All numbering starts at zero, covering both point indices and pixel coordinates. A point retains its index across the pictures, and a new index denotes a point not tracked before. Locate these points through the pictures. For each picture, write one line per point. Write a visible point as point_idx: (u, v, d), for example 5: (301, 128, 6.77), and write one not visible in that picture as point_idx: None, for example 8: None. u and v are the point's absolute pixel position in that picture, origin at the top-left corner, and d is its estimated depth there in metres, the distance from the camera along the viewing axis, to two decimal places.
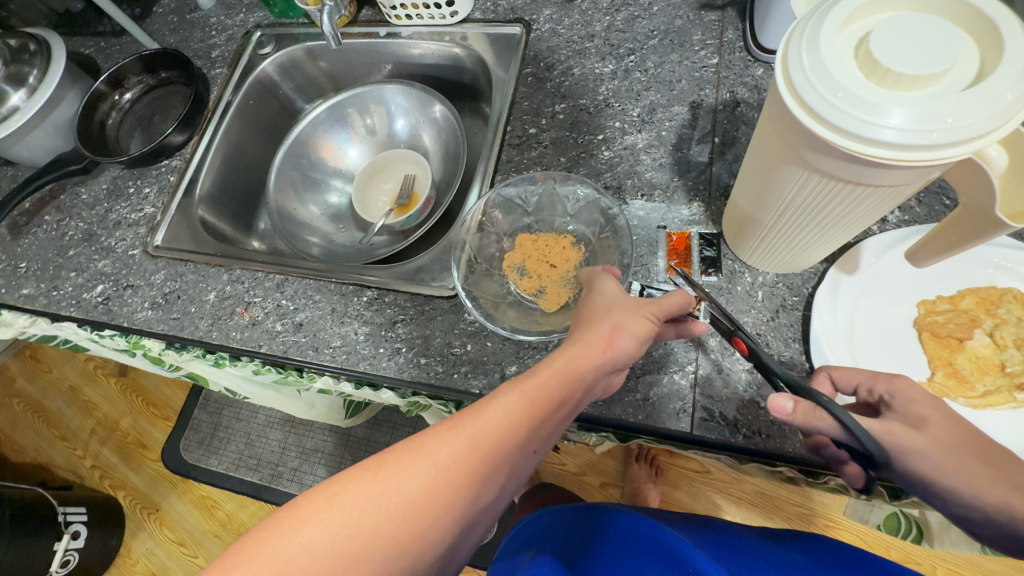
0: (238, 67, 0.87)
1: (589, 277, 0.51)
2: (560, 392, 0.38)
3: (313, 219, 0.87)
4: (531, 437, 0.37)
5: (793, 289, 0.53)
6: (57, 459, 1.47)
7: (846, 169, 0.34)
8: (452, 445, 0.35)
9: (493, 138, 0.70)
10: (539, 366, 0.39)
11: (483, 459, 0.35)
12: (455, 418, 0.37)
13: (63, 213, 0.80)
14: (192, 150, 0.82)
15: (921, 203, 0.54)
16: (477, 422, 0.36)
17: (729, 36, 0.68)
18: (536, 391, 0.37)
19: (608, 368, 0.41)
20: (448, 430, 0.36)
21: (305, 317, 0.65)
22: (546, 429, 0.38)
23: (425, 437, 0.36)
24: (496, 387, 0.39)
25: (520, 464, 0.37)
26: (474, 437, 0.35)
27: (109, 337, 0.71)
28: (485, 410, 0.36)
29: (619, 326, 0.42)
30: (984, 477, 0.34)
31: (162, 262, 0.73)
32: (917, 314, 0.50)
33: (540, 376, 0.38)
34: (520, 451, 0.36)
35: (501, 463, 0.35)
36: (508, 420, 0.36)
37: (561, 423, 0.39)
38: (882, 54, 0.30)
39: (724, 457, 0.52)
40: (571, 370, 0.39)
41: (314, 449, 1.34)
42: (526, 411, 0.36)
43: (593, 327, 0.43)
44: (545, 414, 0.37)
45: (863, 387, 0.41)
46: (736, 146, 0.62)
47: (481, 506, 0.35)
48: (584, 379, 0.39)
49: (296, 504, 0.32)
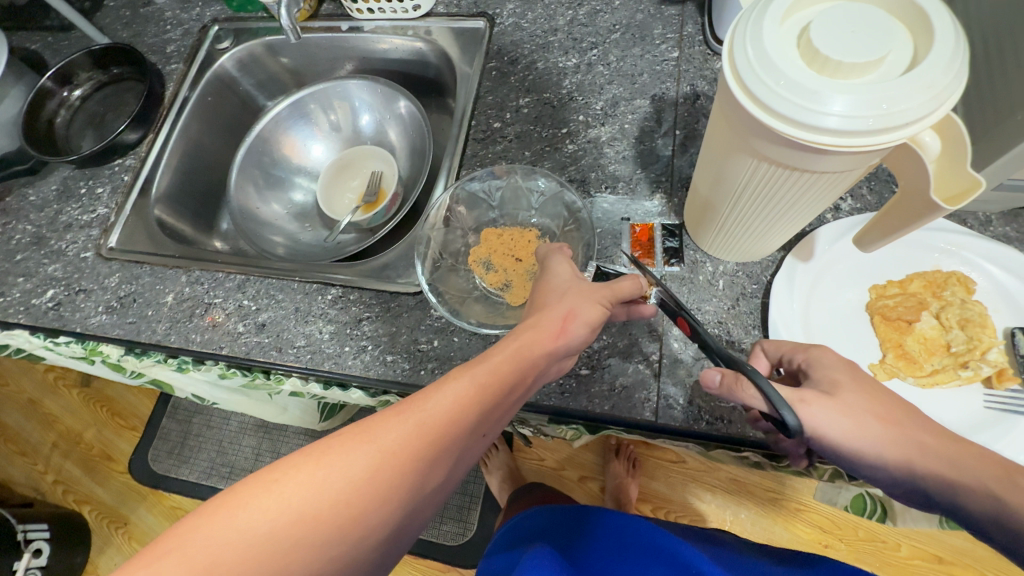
0: (195, 63, 0.85)
1: (544, 254, 0.51)
2: (512, 376, 0.38)
3: (278, 219, 0.85)
4: (482, 422, 0.37)
5: (752, 278, 0.55)
6: (16, 476, 1.41)
7: (789, 155, 0.35)
8: (399, 429, 0.34)
9: (458, 133, 0.70)
10: (492, 352, 0.39)
11: (429, 443, 0.34)
12: (404, 404, 0.36)
13: (9, 216, 0.76)
14: (147, 149, 0.79)
15: (872, 191, 0.56)
16: (425, 406, 0.36)
17: (689, 30, 0.69)
18: (486, 376, 0.37)
19: (559, 354, 0.42)
20: (395, 415, 0.35)
21: (268, 317, 0.63)
22: (496, 414, 0.38)
23: (372, 421, 0.35)
24: (447, 373, 0.39)
25: (468, 449, 0.36)
26: (422, 422, 0.35)
27: (65, 345, 0.68)
28: (435, 396, 0.36)
29: (573, 312, 0.42)
30: (887, 437, 0.38)
31: (117, 265, 0.70)
32: (870, 298, 0.51)
33: (492, 361, 0.38)
34: (469, 435, 0.36)
35: (449, 448, 0.35)
36: (457, 406, 0.36)
37: (512, 408, 0.39)
38: (820, 43, 0.31)
39: (692, 445, 0.53)
40: (524, 355, 0.39)
41: (289, 454, 1.31)
42: (475, 395, 0.36)
43: (546, 312, 0.43)
44: (495, 397, 0.37)
45: (785, 356, 0.44)
46: (698, 138, 0.63)
47: (429, 490, 0.35)
48: (536, 364, 0.40)
49: (236, 491, 0.32)
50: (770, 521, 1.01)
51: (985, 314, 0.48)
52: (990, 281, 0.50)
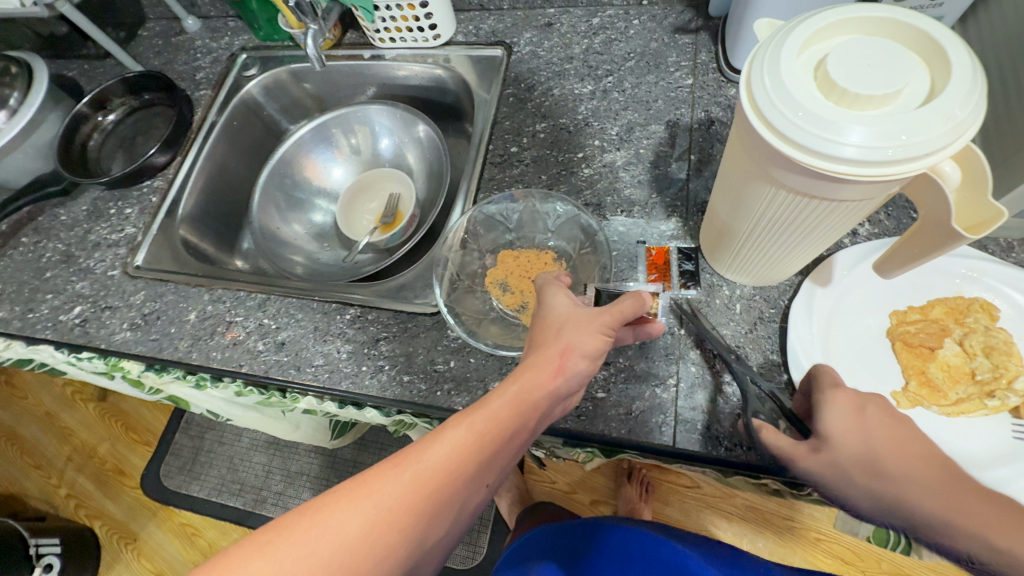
0: (223, 89, 0.88)
1: (542, 285, 0.52)
2: (511, 422, 0.38)
3: (298, 239, 0.87)
4: (485, 470, 0.37)
5: (770, 302, 0.55)
6: (30, 489, 1.42)
7: (810, 184, 0.35)
8: (396, 484, 0.34)
9: (476, 157, 0.71)
10: (492, 397, 0.40)
11: (428, 497, 0.35)
12: (400, 454, 0.36)
13: (41, 234, 0.79)
14: (175, 171, 0.82)
15: (889, 216, 0.56)
16: (423, 458, 0.36)
17: (702, 58, 0.70)
18: (485, 423, 0.38)
19: (561, 392, 0.42)
20: (391, 467, 0.35)
21: (287, 335, 0.64)
22: (497, 462, 0.38)
23: (368, 476, 0.35)
24: (445, 420, 0.39)
25: (471, 499, 0.37)
26: (420, 474, 0.35)
27: (88, 360, 0.70)
28: (433, 446, 0.36)
29: (571, 347, 0.43)
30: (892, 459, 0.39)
31: (142, 283, 0.72)
32: (890, 324, 0.51)
33: (490, 407, 0.38)
34: (469, 484, 0.36)
35: (450, 500, 0.35)
36: (455, 455, 0.36)
37: (517, 453, 0.39)
38: (838, 76, 0.32)
39: (710, 471, 0.52)
40: (526, 396, 0.40)
41: (299, 472, 1.32)
42: (475, 444, 0.37)
43: (545, 349, 0.43)
44: (496, 444, 0.37)
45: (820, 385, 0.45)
46: (713, 163, 0.63)
47: (431, 544, 0.35)
48: (538, 407, 0.40)
49: (228, 554, 0.32)
50: (788, 551, 0.99)
51: (1011, 342, 0.48)
52: (1014, 308, 0.49)
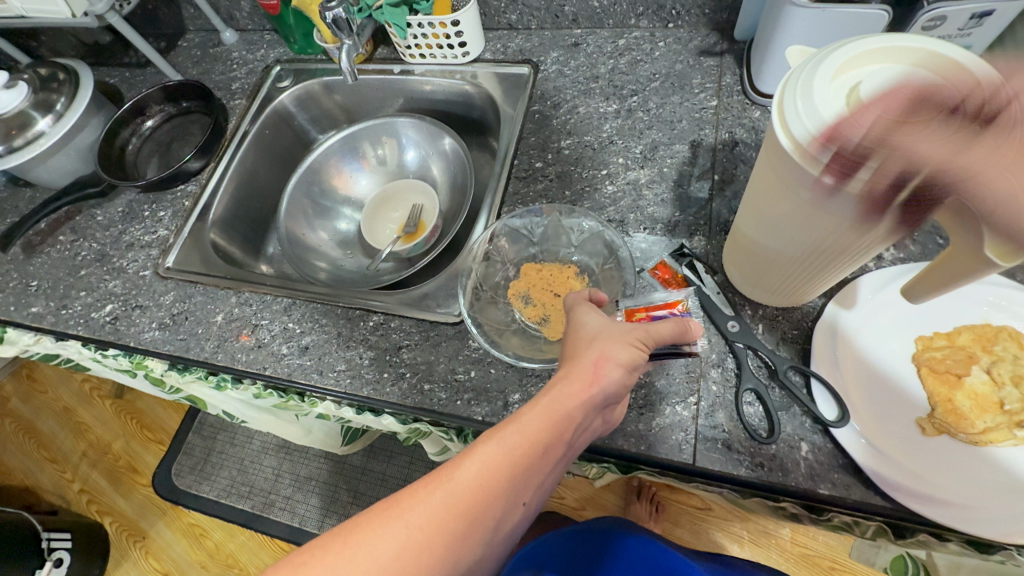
0: (257, 99, 0.91)
1: (571, 304, 0.52)
2: (544, 439, 0.39)
3: (322, 245, 0.89)
4: (517, 488, 0.38)
5: (793, 323, 0.55)
6: (44, 482, 1.44)
7: (841, 208, 0.36)
8: (428, 504, 0.36)
9: (501, 171, 0.72)
10: (524, 412, 0.40)
11: (461, 516, 0.36)
12: (434, 474, 0.38)
13: (77, 233, 0.82)
14: (208, 176, 0.85)
15: (915, 241, 0.56)
16: (455, 477, 0.37)
17: (727, 80, 0.71)
18: (517, 439, 0.39)
19: (597, 400, 0.42)
20: (424, 487, 0.37)
21: (311, 340, 0.65)
22: (530, 478, 0.39)
23: (402, 497, 0.37)
24: (478, 437, 0.40)
25: (506, 515, 0.38)
26: (451, 493, 0.37)
27: (114, 357, 0.72)
28: (464, 465, 0.38)
29: (604, 356, 0.44)
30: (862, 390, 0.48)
31: (172, 284, 0.74)
32: (915, 349, 0.51)
33: (522, 423, 0.40)
34: (501, 502, 0.37)
35: (482, 517, 0.37)
36: (486, 474, 0.37)
37: (552, 469, 0.40)
38: (871, 103, 0.33)
39: (728, 491, 0.53)
40: (558, 409, 0.40)
41: (309, 477, 1.32)
42: (506, 461, 0.38)
43: (578, 360, 0.44)
44: (527, 460, 0.38)
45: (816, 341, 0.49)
46: (736, 183, 0.64)
47: (468, 562, 0.36)
48: (570, 418, 0.41)
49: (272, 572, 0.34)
50: None
51: None
52: None
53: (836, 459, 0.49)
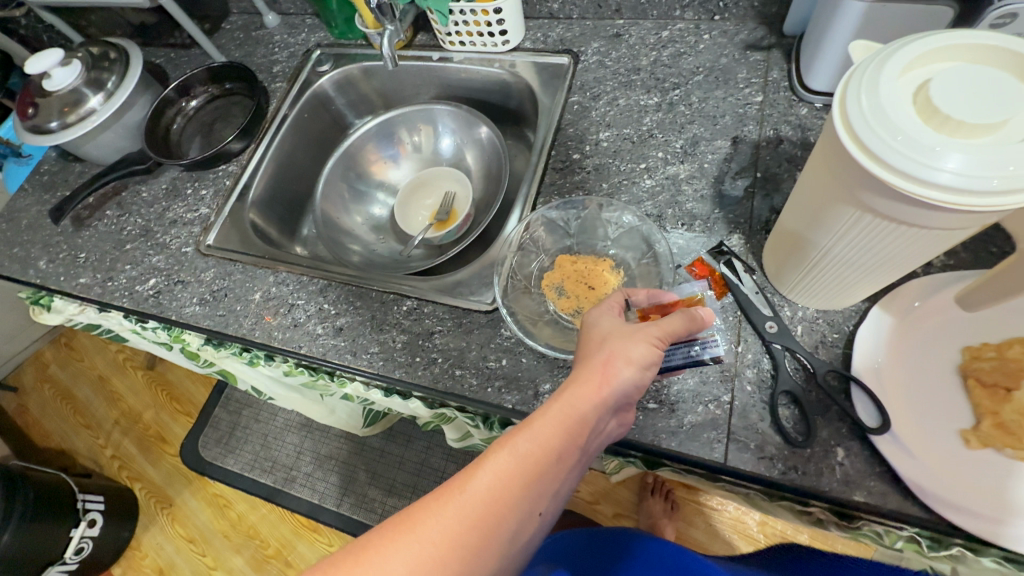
0: (297, 83, 0.93)
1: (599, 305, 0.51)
2: (556, 445, 0.40)
3: (356, 229, 0.90)
4: (531, 496, 0.39)
5: (833, 326, 0.54)
6: (79, 447, 1.50)
7: (900, 210, 0.35)
8: (443, 517, 0.37)
9: (537, 162, 0.72)
10: (536, 418, 0.41)
11: (476, 528, 0.37)
12: (446, 485, 0.39)
13: (123, 209, 0.84)
14: (248, 157, 0.87)
15: (967, 248, 0.54)
16: (469, 487, 0.38)
17: (773, 75, 0.69)
18: (529, 448, 0.39)
19: (610, 402, 0.43)
20: (437, 499, 0.38)
21: (345, 322, 0.67)
22: (544, 485, 0.39)
23: (415, 511, 0.38)
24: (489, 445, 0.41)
25: (521, 524, 0.39)
26: (466, 504, 0.38)
27: (152, 329, 0.77)
28: (477, 475, 0.39)
29: (616, 356, 0.44)
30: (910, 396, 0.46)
31: (213, 261, 0.76)
32: (961, 360, 0.49)
33: (533, 430, 0.40)
34: (515, 511, 0.38)
35: (497, 527, 0.38)
36: (499, 482, 0.38)
37: (567, 475, 0.41)
38: (941, 102, 0.32)
39: (755, 492, 0.53)
40: (570, 415, 0.41)
41: (329, 456, 1.36)
42: (519, 469, 0.39)
43: (589, 361, 0.44)
44: (540, 467, 0.39)
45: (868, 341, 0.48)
46: (779, 182, 0.63)
47: (486, 573, 0.37)
48: (584, 422, 0.41)
49: None
50: None
51: None
52: None
53: (873, 466, 0.48)
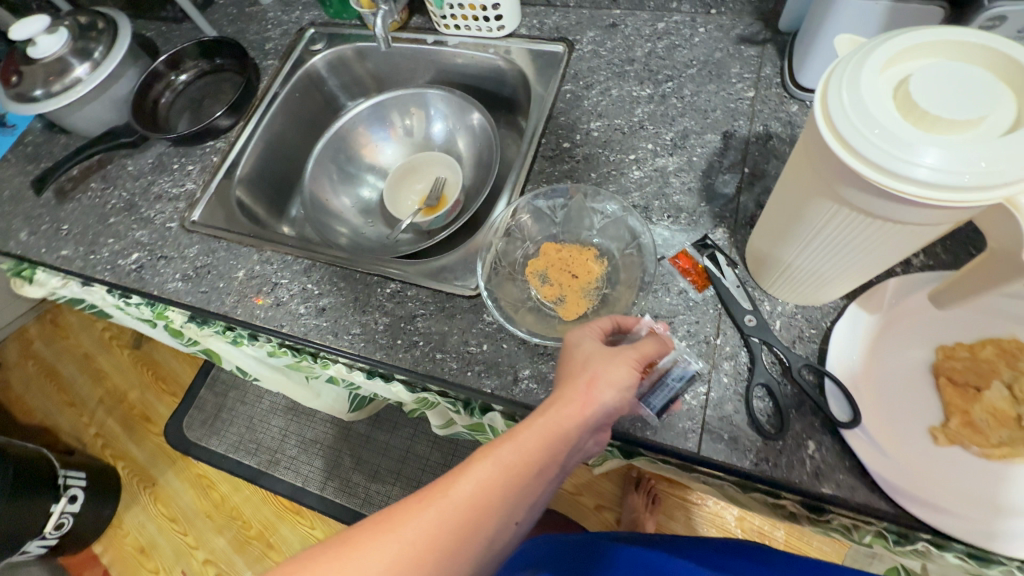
0: (289, 61, 0.91)
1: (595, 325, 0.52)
2: (539, 459, 0.40)
3: (345, 211, 0.89)
4: (511, 507, 0.39)
5: (811, 322, 0.54)
6: (61, 424, 1.49)
7: (877, 204, 0.35)
8: (424, 520, 0.38)
9: (528, 150, 0.72)
10: (521, 428, 0.41)
11: (453, 536, 0.38)
12: (429, 489, 0.39)
13: (108, 182, 0.83)
14: (237, 135, 0.86)
15: (947, 250, 0.55)
16: (450, 494, 0.39)
17: (766, 71, 0.69)
18: (513, 458, 0.40)
19: (593, 420, 0.42)
20: (420, 503, 0.39)
21: (328, 302, 0.66)
22: (524, 496, 0.40)
23: (397, 512, 0.38)
24: (474, 452, 0.41)
25: (500, 533, 0.39)
26: (447, 510, 0.38)
27: (135, 306, 0.76)
28: (460, 483, 0.39)
29: (599, 375, 0.43)
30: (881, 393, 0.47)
31: (197, 237, 0.76)
32: (934, 359, 0.50)
33: (518, 441, 0.40)
34: (495, 520, 0.39)
35: (474, 535, 0.38)
36: (482, 491, 0.39)
37: (546, 487, 0.41)
38: (920, 97, 0.32)
39: (727, 485, 0.54)
40: (555, 429, 0.41)
41: (314, 440, 1.36)
42: (501, 480, 0.39)
43: (573, 379, 0.44)
44: (520, 480, 0.40)
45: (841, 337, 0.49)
46: (765, 178, 0.63)
47: None
48: (568, 438, 0.41)
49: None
50: None
51: None
52: None
53: (843, 460, 0.48)
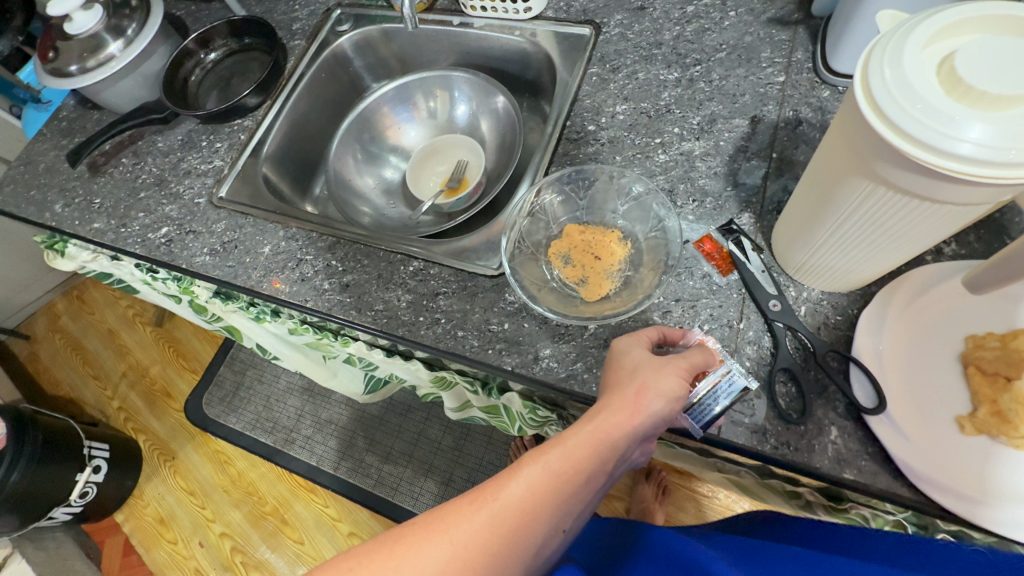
0: (316, 41, 0.92)
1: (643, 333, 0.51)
2: (586, 465, 0.41)
3: (368, 191, 0.91)
4: (558, 512, 0.40)
5: (837, 309, 0.54)
6: (87, 396, 1.54)
7: (917, 182, 0.35)
8: (475, 520, 0.38)
9: (552, 132, 0.72)
10: (568, 435, 0.42)
11: (503, 538, 0.38)
12: (479, 491, 0.40)
13: (138, 157, 0.85)
14: (264, 113, 0.87)
15: (980, 239, 0.54)
16: (501, 496, 0.39)
17: (798, 56, 0.68)
18: (561, 463, 0.41)
19: (640, 432, 0.43)
20: (471, 503, 0.39)
21: (352, 279, 0.67)
22: (570, 502, 0.40)
23: (448, 512, 0.39)
24: (522, 456, 0.42)
25: (546, 540, 0.39)
26: (497, 511, 0.38)
27: (163, 280, 0.79)
28: (510, 485, 0.40)
29: (647, 386, 0.44)
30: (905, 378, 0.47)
31: (225, 213, 0.77)
32: (964, 348, 0.49)
33: (566, 447, 0.41)
34: (543, 525, 0.39)
35: (525, 539, 0.38)
36: (531, 494, 0.39)
37: (590, 496, 0.42)
38: (966, 73, 0.31)
39: (747, 473, 0.57)
40: (601, 437, 0.42)
41: (329, 420, 1.38)
42: (550, 484, 0.40)
43: (621, 389, 0.45)
44: (570, 485, 0.40)
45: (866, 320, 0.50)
46: (794, 164, 0.62)
47: None
48: (614, 447, 0.42)
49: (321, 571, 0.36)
50: None
51: None
52: None
53: (866, 446, 0.48)
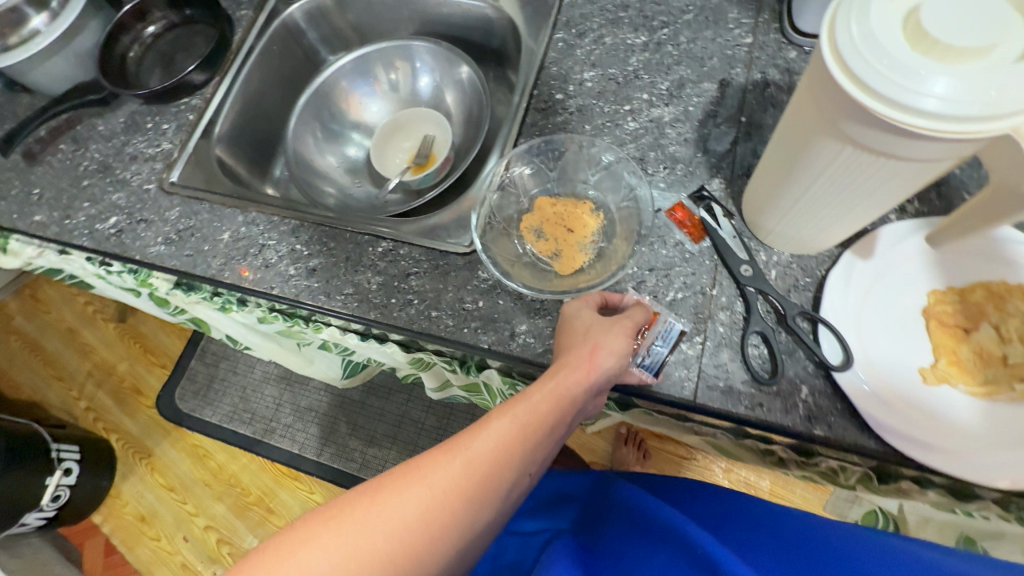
0: (264, 11, 0.86)
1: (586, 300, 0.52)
2: (550, 417, 0.42)
3: (331, 170, 0.87)
4: (527, 461, 0.41)
5: (806, 271, 0.54)
6: (50, 399, 1.47)
7: (882, 139, 0.35)
8: (448, 470, 0.39)
9: (519, 102, 0.69)
10: (531, 391, 0.43)
11: (476, 484, 0.39)
12: (450, 443, 0.41)
13: (78, 143, 0.79)
14: (213, 91, 0.81)
15: (941, 196, 0.55)
16: (472, 446, 0.40)
17: (765, 16, 0.67)
18: (528, 416, 0.41)
19: (596, 384, 0.45)
20: (444, 454, 0.40)
21: (318, 263, 0.65)
22: (537, 450, 0.42)
23: (422, 463, 0.39)
24: (490, 410, 0.43)
25: (515, 484, 0.41)
26: (469, 461, 0.39)
27: (118, 273, 0.73)
28: (480, 437, 0.40)
29: (600, 345, 0.45)
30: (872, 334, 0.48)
31: (178, 200, 0.73)
32: (927, 303, 0.51)
33: (530, 401, 0.42)
34: (513, 472, 0.40)
35: (496, 484, 0.40)
36: (502, 445, 0.40)
37: (554, 443, 0.44)
38: (931, 24, 0.30)
39: (721, 434, 0.56)
40: (562, 393, 0.43)
41: (309, 408, 1.36)
42: (518, 436, 0.41)
43: (576, 349, 0.46)
44: (537, 435, 0.41)
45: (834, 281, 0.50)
46: (762, 128, 0.62)
47: (481, 524, 0.40)
48: (574, 399, 0.43)
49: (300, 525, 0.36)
50: None
51: None
52: None
53: (835, 403, 0.49)
